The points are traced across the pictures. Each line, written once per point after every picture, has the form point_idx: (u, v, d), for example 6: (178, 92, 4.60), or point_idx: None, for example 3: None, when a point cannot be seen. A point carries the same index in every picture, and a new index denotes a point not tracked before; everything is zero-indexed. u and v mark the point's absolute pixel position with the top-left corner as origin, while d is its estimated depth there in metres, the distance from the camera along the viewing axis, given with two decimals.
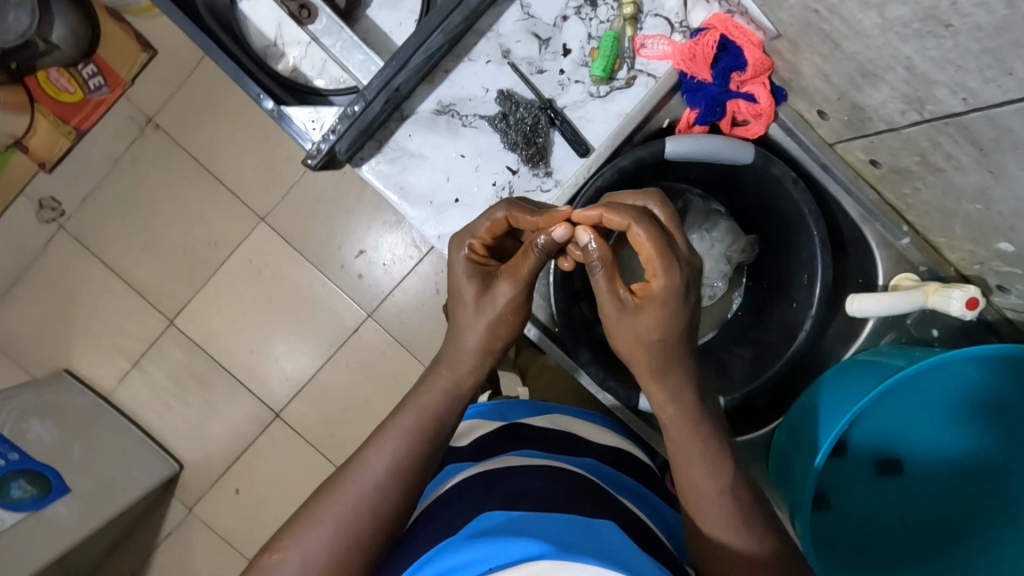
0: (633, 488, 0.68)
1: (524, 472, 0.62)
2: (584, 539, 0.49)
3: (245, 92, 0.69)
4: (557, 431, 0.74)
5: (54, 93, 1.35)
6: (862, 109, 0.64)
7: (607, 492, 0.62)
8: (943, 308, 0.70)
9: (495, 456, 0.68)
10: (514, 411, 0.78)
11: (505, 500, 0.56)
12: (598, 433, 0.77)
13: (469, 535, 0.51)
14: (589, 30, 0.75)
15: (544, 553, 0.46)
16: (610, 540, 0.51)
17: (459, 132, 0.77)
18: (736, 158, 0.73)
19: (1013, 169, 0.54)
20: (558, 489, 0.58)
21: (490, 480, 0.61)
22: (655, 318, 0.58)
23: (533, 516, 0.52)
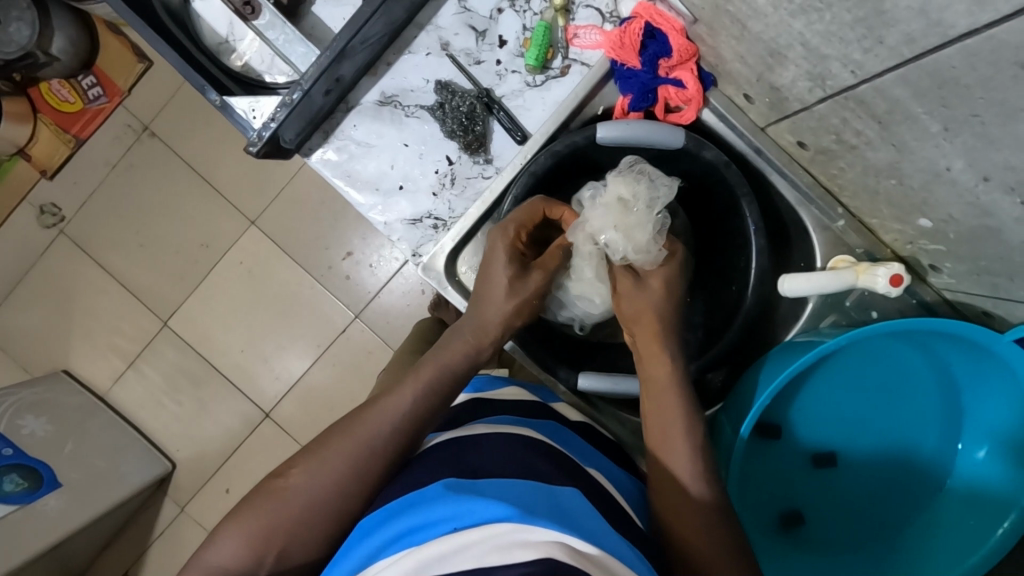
0: (605, 465, 0.69)
1: (495, 437, 0.62)
2: (546, 506, 0.50)
3: (191, 84, 0.73)
4: (530, 402, 0.74)
5: (55, 102, 1.41)
6: (778, 89, 0.65)
7: (575, 463, 0.63)
8: (870, 286, 0.73)
9: (469, 423, 0.67)
10: (488, 385, 0.77)
11: (467, 471, 0.56)
12: (566, 408, 0.78)
13: (432, 500, 0.51)
14: (524, 22, 0.78)
15: (506, 516, 0.46)
16: (573, 511, 0.51)
17: (402, 122, 0.80)
18: (669, 143, 0.75)
19: (910, 142, 0.54)
20: (522, 460, 0.58)
21: (460, 446, 0.61)
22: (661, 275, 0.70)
23: (497, 487, 0.53)
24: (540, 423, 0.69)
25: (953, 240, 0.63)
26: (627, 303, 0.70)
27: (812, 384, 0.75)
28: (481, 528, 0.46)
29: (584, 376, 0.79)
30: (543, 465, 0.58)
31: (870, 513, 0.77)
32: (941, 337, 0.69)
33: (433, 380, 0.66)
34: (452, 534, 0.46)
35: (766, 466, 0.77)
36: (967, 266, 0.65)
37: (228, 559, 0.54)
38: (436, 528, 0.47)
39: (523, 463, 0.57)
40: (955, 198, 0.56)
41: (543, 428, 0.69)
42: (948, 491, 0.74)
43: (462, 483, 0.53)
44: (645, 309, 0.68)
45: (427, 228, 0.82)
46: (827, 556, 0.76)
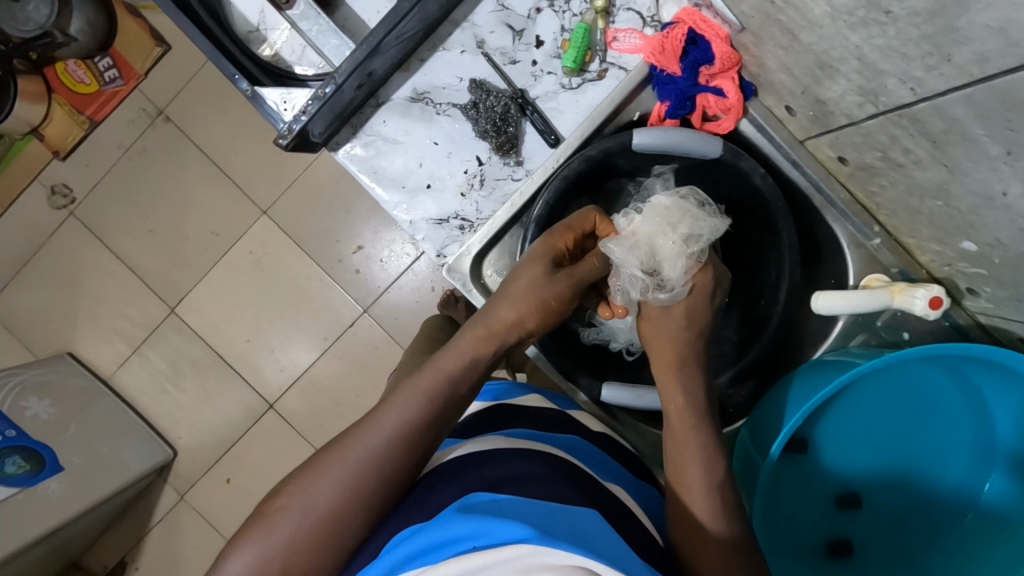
0: (626, 483, 0.67)
1: (516, 452, 0.60)
2: (568, 526, 0.48)
3: (220, 72, 0.71)
4: (549, 410, 0.73)
5: (71, 84, 1.39)
6: (824, 102, 0.64)
7: (593, 479, 0.61)
8: (907, 307, 0.71)
9: (485, 433, 0.66)
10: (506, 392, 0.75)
11: (486, 483, 0.55)
12: (586, 417, 0.77)
13: (449, 514, 0.50)
14: (562, 23, 0.76)
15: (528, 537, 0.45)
16: (596, 533, 0.48)
17: (432, 119, 0.78)
18: (705, 151, 0.73)
19: (965, 164, 0.53)
20: (542, 473, 0.57)
21: (480, 462, 0.58)
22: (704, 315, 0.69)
23: (517, 501, 0.51)
24: (559, 437, 0.68)
25: (997, 265, 0.62)
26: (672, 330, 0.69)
27: (841, 404, 0.73)
28: (503, 547, 0.44)
29: (607, 387, 0.78)
30: (564, 483, 0.56)
31: (891, 540, 0.75)
32: (974, 363, 0.68)
33: None
34: (474, 554, 0.45)
35: (788, 485, 0.76)
36: (1009, 293, 0.64)
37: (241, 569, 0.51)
38: (457, 545, 0.46)
39: (543, 478, 0.56)
40: (1006, 223, 0.55)
41: (563, 440, 0.67)
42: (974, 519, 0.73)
43: (483, 499, 0.51)
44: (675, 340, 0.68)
45: (453, 228, 0.80)
46: None
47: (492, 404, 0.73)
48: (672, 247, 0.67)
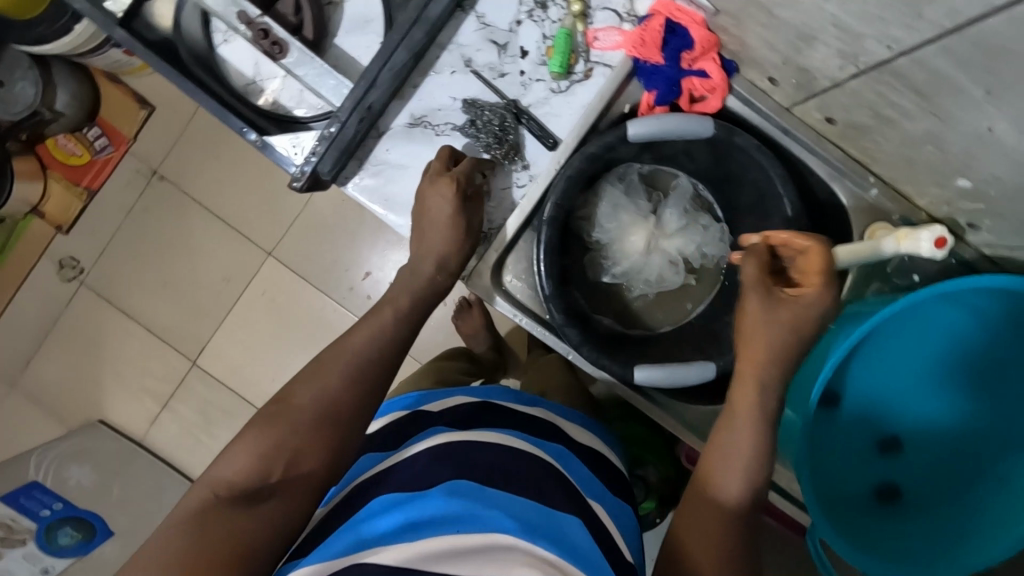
0: (598, 489, 0.71)
1: (505, 452, 0.66)
2: (538, 517, 0.59)
3: (228, 127, 0.76)
4: (548, 423, 0.76)
5: (62, 156, 1.42)
6: (807, 70, 0.66)
7: (578, 491, 0.67)
8: (914, 250, 0.72)
9: (479, 426, 0.70)
10: (499, 395, 0.78)
11: (477, 474, 0.62)
12: (580, 431, 0.80)
13: (438, 495, 0.59)
14: (543, 31, 0.79)
15: (510, 528, 0.56)
16: (565, 531, 0.59)
17: (433, 141, 0.81)
18: (698, 131, 0.77)
19: (953, 110, 0.56)
20: (528, 475, 0.64)
21: (467, 450, 0.65)
22: (789, 313, 0.62)
23: (500, 493, 0.61)
24: (549, 444, 0.72)
25: (996, 198, 0.65)
26: (752, 332, 0.63)
27: (867, 351, 0.76)
28: (489, 534, 0.55)
29: (639, 368, 0.80)
30: (554, 487, 0.64)
31: (931, 475, 0.78)
32: (995, 297, 0.70)
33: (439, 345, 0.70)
34: (461, 534, 0.55)
35: (823, 440, 0.78)
36: (1010, 222, 0.67)
37: (238, 473, 0.56)
38: (444, 526, 0.56)
39: (529, 479, 0.64)
40: (999, 158, 0.58)
41: (554, 450, 0.72)
42: (1011, 449, 0.75)
43: (471, 488, 0.60)
44: (766, 336, 0.62)
45: None
46: (894, 519, 0.78)
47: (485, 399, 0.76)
48: (711, 241, 0.90)
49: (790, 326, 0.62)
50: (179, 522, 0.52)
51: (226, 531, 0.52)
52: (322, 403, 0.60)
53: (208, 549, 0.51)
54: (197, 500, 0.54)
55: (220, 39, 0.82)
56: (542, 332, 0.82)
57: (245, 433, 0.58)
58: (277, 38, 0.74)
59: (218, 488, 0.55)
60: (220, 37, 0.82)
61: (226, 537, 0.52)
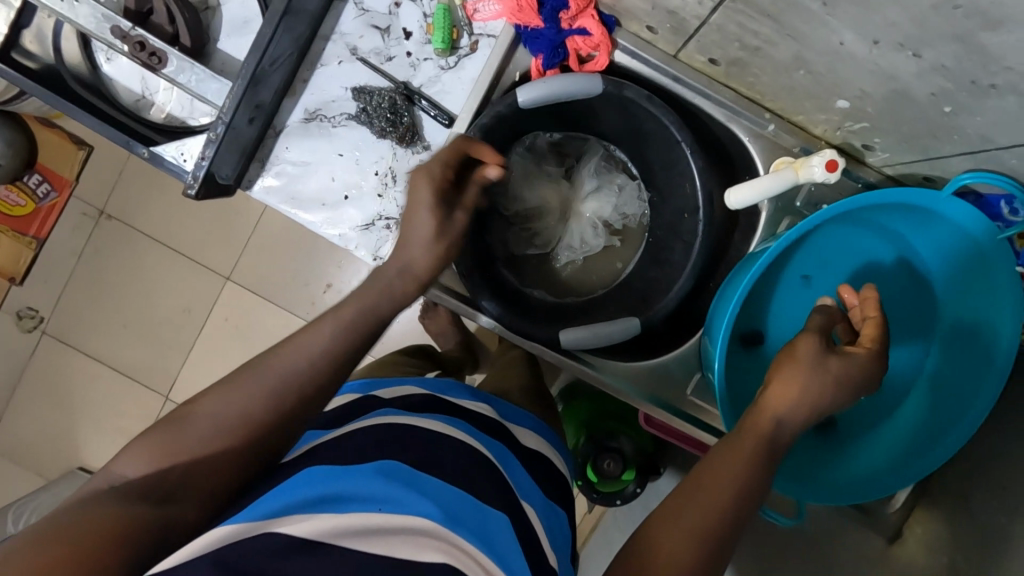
0: (537, 494, 0.65)
1: (452, 445, 0.60)
2: (468, 507, 0.54)
3: (117, 142, 0.74)
4: (495, 423, 0.71)
5: (5, 208, 1.38)
6: (675, 12, 0.67)
7: (515, 493, 0.61)
8: (810, 178, 0.74)
9: (424, 416, 0.64)
10: (453, 391, 0.72)
11: (413, 458, 0.57)
12: (525, 432, 0.74)
13: (370, 470, 0.54)
14: (423, 10, 0.79)
15: (437, 515, 0.51)
16: (490, 522, 0.54)
17: (331, 133, 0.81)
18: (586, 92, 0.77)
19: (803, 27, 0.57)
20: (466, 469, 0.59)
21: (405, 433, 0.59)
22: (834, 370, 0.55)
23: (433, 480, 0.55)
24: (495, 442, 0.66)
25: (874, 113, 0.66)
26: (796, 381, 0.54)
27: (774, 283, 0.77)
28: (413, 517, 0.50)
29: (565, 332, 0.80)
30: (487, 480, 0.59)
31: (859, 393, 0.79)
32: (890, 211, 0.71)
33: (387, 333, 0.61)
34: (381, 515, 0.49)
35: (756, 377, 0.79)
36: (894, 135, 0.68)
37: (136, 471, 0.47)
38: (367, 504, 0.50)
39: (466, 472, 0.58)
40: (860, 69, 0.59)
41: (496, 449, 0.66)
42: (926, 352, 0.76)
43: (405, 470, 0.55)
44: (806, 394, 0.54)
45: (380, 229, 0.83)
46: (829, 442, 0.79)
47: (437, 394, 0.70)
48: (627, 200, 0.91)
49: (834, 388, 0.55)
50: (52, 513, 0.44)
51: (97, 517, 0.43)
52: (237, 399, 0.51)
53: (80, 530, 0.42)
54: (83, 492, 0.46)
55: (103, 59, 0.81)
56: (464, 307, 0.81)
57: (146, 435, 0.49)
58: (154, 48, 0.74)
59: (112, 481, 0.47)
60: (103, 56, 0.81)
61: (98, 526, 0.43)
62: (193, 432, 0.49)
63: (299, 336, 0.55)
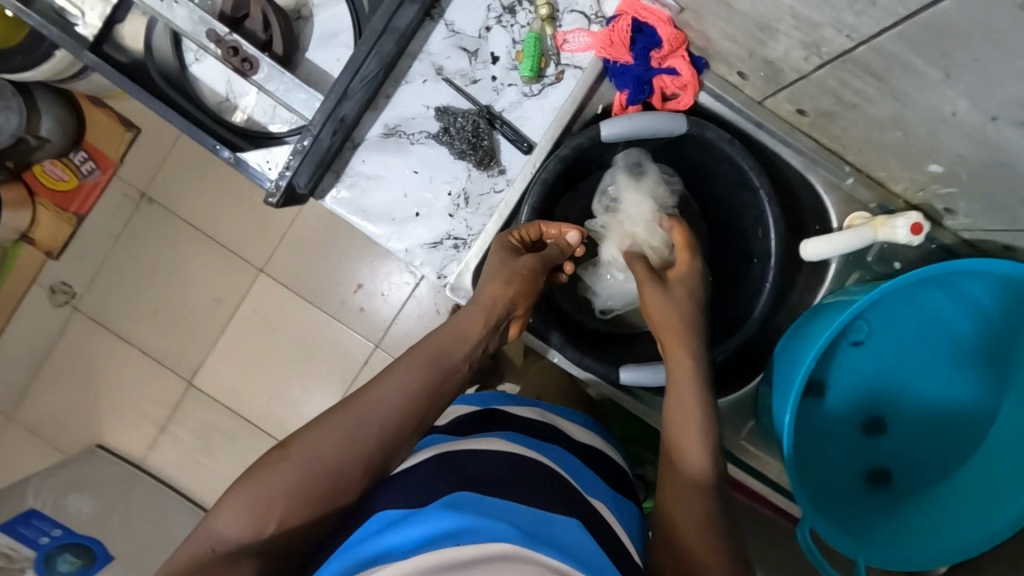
0: (602, 488, 0.67)
1: (505, 461, 0.60)
2: (544, 528, 0.52)
3: (200, 145, 0.75)
4: (549, 427, 0.73)
5: (49, 182, 1.42)
6: (773, 62, 0.67)
7: (580, 492, 0.61)
8: (891, 238, 0.73)
9: (476, 434, 0.66)
10: (496, 400, 0.75)
11: (473, 483, 0.56)
12: (583, 430, 0.77)
13: (436, 506, 0.51)
14: (512, 36, 0.80)
15: (509, 535, 0.48)
16: (570, 544, 0.51)
17: (408, 150, 0.82)
18: (671, 130, 0.77)
19: (912, 92, 0.56)
20: (528, 483, 0.58)
21: (460, 458, 0.60)
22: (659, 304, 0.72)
23: (500, 502, 0.53)
24: (549, 448, 0.68)
25: (967, 181, 0.65)
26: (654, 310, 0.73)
27: (842, 342, 0.77)
28: (489, 543, 0.47)
29: (623, 369, 0.80)
30: (554, 496, 0.57)
31: (924, 457, 0.78)
32: (969, 277, 0.70)
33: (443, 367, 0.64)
34: (457, 545, 0.47)
35: (813, 434, 0.79)
36: (983, 203, 0.67)
37: (231, 528, 0.52)
38: (439, 539, 0.48)
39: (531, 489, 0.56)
40: (962, 139, 0.58)
41: (553, 451, 0.67)
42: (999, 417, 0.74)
43: (471, 498, 0.53)
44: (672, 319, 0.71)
45: (448, 248, 0.83)
46: (888, 504, 0.78)
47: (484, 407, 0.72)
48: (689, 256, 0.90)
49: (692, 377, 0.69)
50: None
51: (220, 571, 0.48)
52: (323, 442, 0.56)
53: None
54: (192, 556, 0.50)
55: (192, 59, 0.82)
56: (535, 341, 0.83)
57: (238, 488, 0.54)
58: (247, 54, 0.74)
59: (216, 544, 0.51)
60: (191, 56, 0.83)
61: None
62: (284, 481, 0.54)
63: (380, 381, 0.62)
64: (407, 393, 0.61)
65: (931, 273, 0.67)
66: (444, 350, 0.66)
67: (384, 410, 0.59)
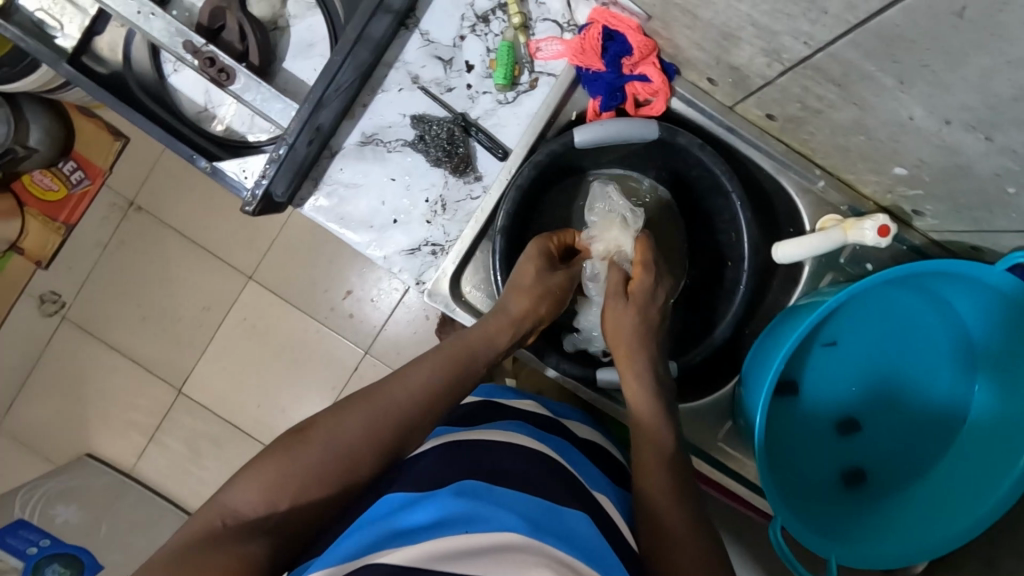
0: (604, 482, 0.68)
1: (511, 450, 0.62)
2: (552, 518, 0.53)
3: (177, 155, 0.76)
4: (553, 421, 0.75)
5: (39, 192, 1.42)
6: (739, 69, 0.68)
7: (582, 485, 0.62)
8: (860, 240, 0.74)
9: (483, 424, 0.69)
10: (502, 394, 0.78)
11: (480, 473, 0.57)
12: (578, 424, 0.79)
13: (446, 493, 0.53)
14: (486, 44, 0.81)
15: (521, 527, 0.50)
16: (576, 531, 0.53)
17: (385, 157, 0.82)
18: (642, 135, 0.78)
19: (871, 98, 0.57)
20: (532, 472, 0.59)
21: (466, 446, 0.61)
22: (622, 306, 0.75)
23: (508, 492, 0.55)
24: (551, 438, 0.70)
25: (930, 183, 0.66)
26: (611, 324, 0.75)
27: (815, 343, 0.77)
28: (497, 533, 0.48)
29: (600, 371, 0.82)
30: (557, 485, 0.59)
31: (895, 455, 0.79)
32: (939, 279, 0.71)
33: (466, 360, 0.67)
34: (465, 534, 0.48)
35: (787, 432, 0.80)
36: (948, 205, 0.68)
37: (244, 505, 0.52)
38: (449, 526, 0.49)
39: (536, 480, 0.58)
40: (922, 143, 0.59)
41: (555, 442, 0.69)
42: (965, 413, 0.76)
43: (479, 487, 0.54)
44: (621, 330, 0.74)
45: (426, 255, 0.84)
46: (860, 502, 0.79)
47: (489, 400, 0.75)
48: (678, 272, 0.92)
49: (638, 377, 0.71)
50: (180, 546, 0.48)
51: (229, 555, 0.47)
52: (344, 430, 0.57)
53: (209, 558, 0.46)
54: (203, 527, 0.50)
55: (171, 69, 0.84)
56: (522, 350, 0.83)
57: (255, 466, 0.54)
58: (223, 65, 0.75)
59: (228, 518, 0.51)
60: (171, 67, 0.84)
61: (225, 559, 0.47)
62: (305, 462, 0.54)
63: (403, 371, 0.63)
64: (428, 384, 0.63)
65: (900, 273, 0.67)
66: (466, 350, 0.67)
67: (408, 402, 0.60)
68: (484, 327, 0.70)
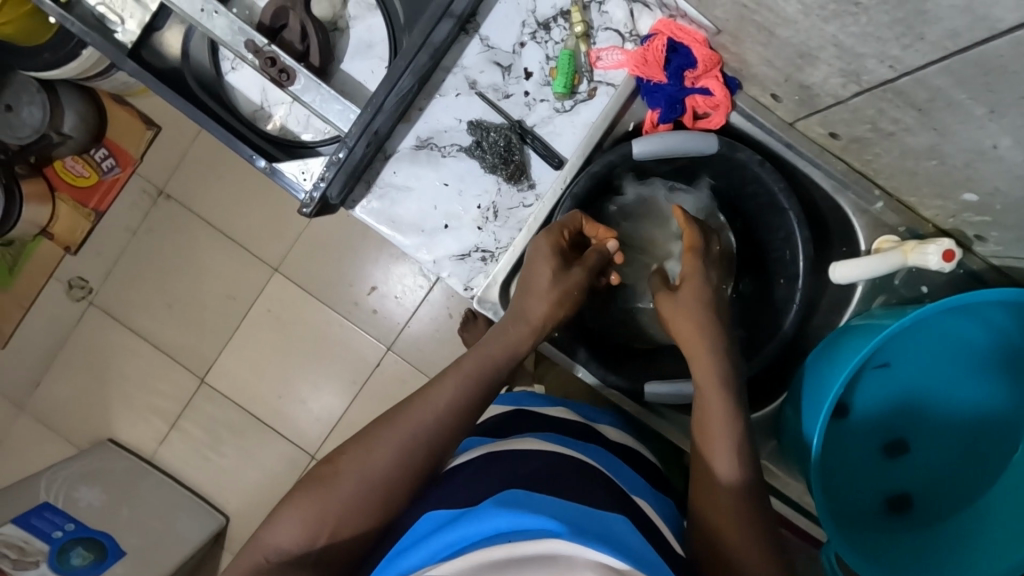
0: (644, 486, 0.69)
1: (547, 460, 0.62)
2: (596, 524, 0.51)
3: (238, 154, 0.77)
4: (591, 430, 0.76)
5: (70, 178, 1.42)
6: (809, 87, 0.67)
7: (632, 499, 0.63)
8: (922, 264, 0.73)
9: (515, 434, 0.71)
10: (528, 399, 0.81)
11: (520, 483, 0.57)
12: (610, 428, 0.80)
13: (487, 505, 0.53)
14: (547, 52, 0.80)
15: (563, 531, 0.47)
16: (622, 537, 0.51)
17: (439, 162, 0.82)
18: (702, 149, 0.77)
19: (954, 126, 0.56)
20: (569, 480, 0.59)
21: (504, 459, 0.63)
22: (690, 289, 0.74)
23: (549, 499, 0.54)
24: (588, 446, 0.70)
25: (1001, 211, 0.65)
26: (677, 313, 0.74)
27: (866, 366, 0.76)
28: (538, 539, 0.46)
29: (648, 384, 0.81)
30: (598, 491, 0.58)
31: (942, 481, 0.78)
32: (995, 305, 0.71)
33: (477, 372, 0.66)
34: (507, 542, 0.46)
35: (833, 452, 0.79)
36: (1016, 233, 0.67)
37: (287, 542, 0.56)
38: (490, 537, 0.48)
39: (576, 489, 0.57)
40: (999, 171, 0.59)
41: (593, 451, 0.70)
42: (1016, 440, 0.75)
43: (521, 495, 0.54)
44: (687, 318, 0.72)
45: (475, 261, 0.84)
46: (906, 528, 0.78)
47: (516, 408, 0.78)
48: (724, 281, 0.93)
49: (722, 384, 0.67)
50: None
51: None
52: (369, 460, 0.59)
53: None
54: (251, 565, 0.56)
55: (228, 67, 0.83)
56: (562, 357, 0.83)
57: (290, 503, 0.58)
58: (285, 65, 0.74)
59: (271, 556, 0.56)
60: (228, 65, 0.83)
61: None
62: (338, 496, 0.58)
63: (425, 391, 0.65)
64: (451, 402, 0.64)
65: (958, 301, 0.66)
66: (483, 367, 0.67)
67: (429, 420, 0.62)
68: (500, 338, 0.70)
